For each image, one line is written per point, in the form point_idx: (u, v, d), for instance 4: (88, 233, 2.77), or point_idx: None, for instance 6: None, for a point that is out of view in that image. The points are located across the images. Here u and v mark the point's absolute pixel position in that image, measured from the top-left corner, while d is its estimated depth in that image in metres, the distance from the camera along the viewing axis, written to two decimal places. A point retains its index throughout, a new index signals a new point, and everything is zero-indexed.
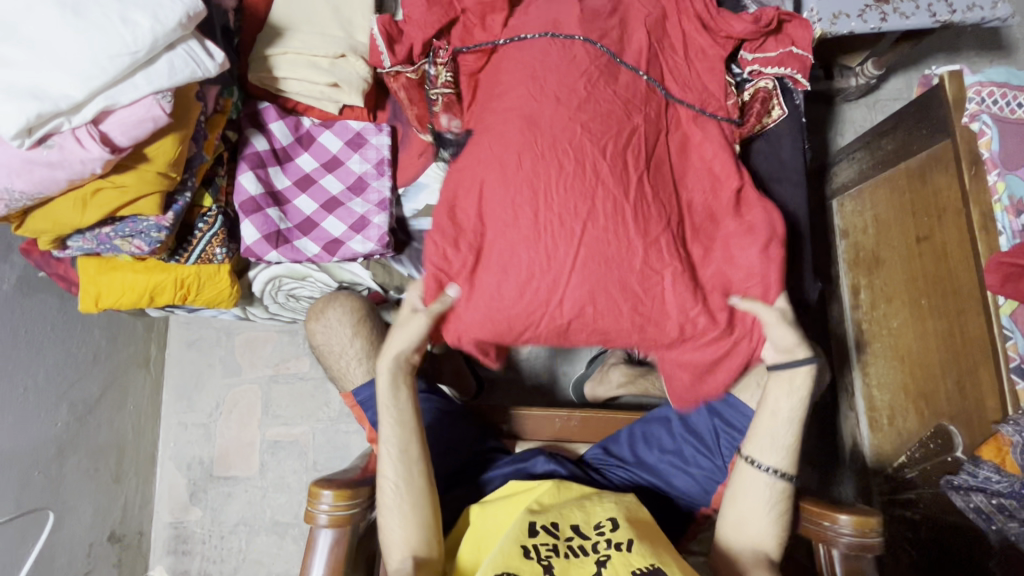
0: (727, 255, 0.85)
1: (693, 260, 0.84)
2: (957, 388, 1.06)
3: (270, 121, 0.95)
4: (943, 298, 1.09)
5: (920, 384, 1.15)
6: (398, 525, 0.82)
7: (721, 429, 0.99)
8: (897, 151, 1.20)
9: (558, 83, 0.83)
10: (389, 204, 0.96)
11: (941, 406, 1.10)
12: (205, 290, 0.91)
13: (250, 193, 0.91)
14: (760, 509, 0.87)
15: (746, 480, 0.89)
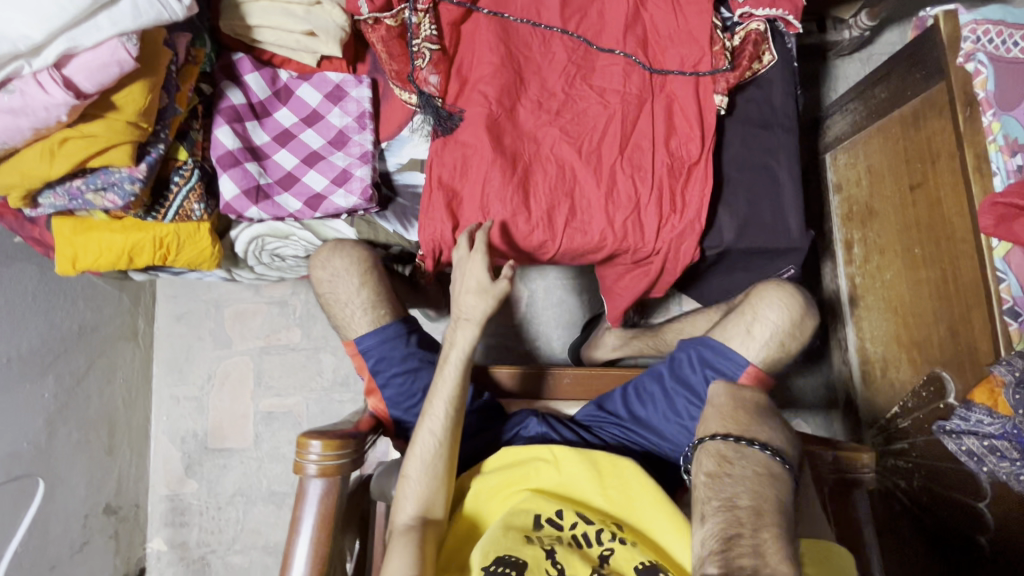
0: (687, 206, 0.95)
1: (658, 220, 0.95)
2: (950, 335, 1.06)
3: (245, 74, 0.92)
4: (936, 245, 1.08)
5: (913, 333, 1.15)
6: (416, 479, 0.81)
7: (713, 381, 0.96)
8: (890, 99, 1.18)
9: (540, 87, 0.99)
10: (372, 157, 0.94)
11: (935, 354, 1.09)
12: (185, 249, 0.89)
13: (228, 147, 0.88)
14: None
15: None
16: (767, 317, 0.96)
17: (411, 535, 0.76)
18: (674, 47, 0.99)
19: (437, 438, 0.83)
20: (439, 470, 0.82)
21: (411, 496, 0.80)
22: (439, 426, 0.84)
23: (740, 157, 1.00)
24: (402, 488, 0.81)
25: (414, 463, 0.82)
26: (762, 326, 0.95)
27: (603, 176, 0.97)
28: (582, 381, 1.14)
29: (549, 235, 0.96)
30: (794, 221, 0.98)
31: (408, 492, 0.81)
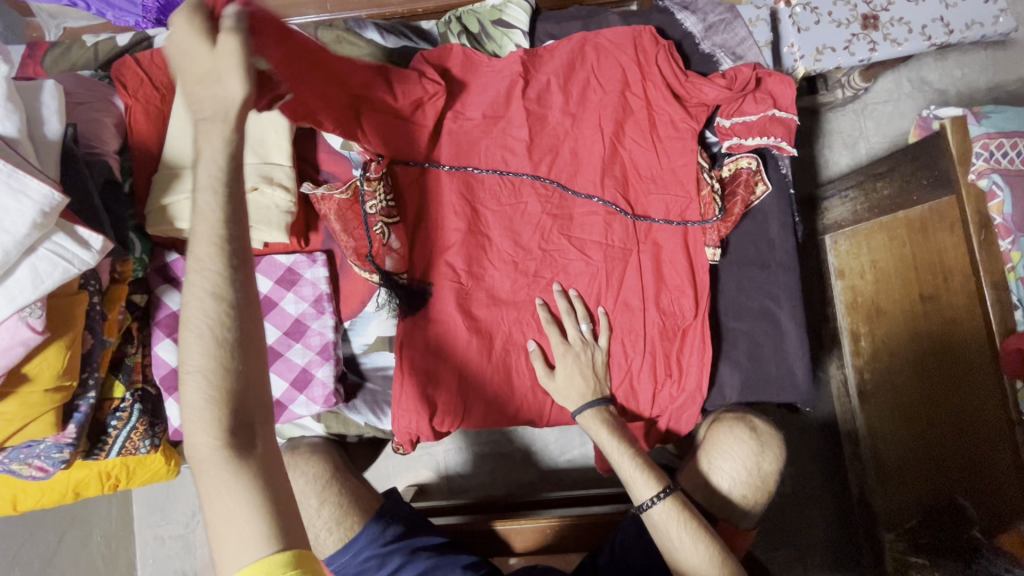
0: (687, 374, 0.87)
1: (655, 389, 0.88)
2: (974, 463, 0.98)
3: (183, 274, 0.83)
4: (949, 362, 1.01)
5: (935, 451, 1.07)
6: (196, 414, 0.53)
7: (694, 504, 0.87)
8: (893, 198, 1.08)
9: (514, 244, 0.89)
10: (333, 349, 0.85)
11: (952, 473, 1.04)
12: (137, 476, 0.81)
13: (170, 365, 0.79)
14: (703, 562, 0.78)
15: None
16: (723, 469, 0.88)
17: (227, 466, 0.53)
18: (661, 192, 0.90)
19: (205, 396, 0.53)
20: (232, 389, 0.54)
21: (199, 430, 0.53)
22: (227, 383, 0.53)
23: (734, 302, 0.91)
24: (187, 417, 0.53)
25: (183, 395, 0.53)
26: (722, 477, 0.88)
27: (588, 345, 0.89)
28: (579, 532, 1.07)
29: (536, 414, 0.91)
30: (800, 369, 0.90)
31: (194, 424, 0.53)
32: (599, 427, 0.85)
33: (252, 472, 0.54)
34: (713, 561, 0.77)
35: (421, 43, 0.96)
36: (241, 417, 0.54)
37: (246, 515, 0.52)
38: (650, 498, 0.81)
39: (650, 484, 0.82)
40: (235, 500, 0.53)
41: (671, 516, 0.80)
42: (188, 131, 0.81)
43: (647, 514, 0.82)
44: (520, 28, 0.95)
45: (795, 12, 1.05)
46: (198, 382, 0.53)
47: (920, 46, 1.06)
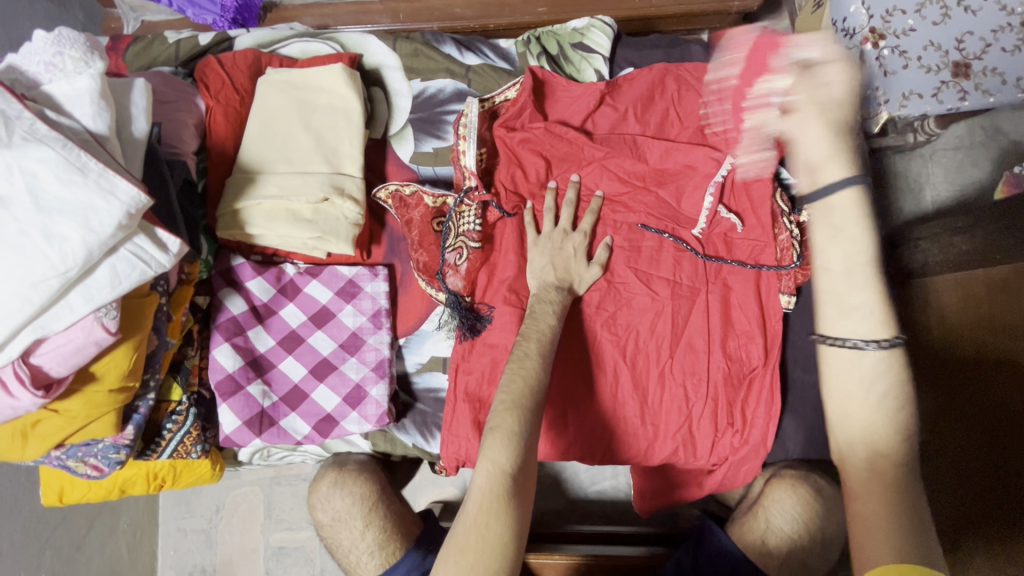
0: (750, 425, 0.84)
1: (714, 437, 0.84)
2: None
3: (246, 279, 0.82)
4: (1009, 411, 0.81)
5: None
6: (501, 441, 0.68)
7: None
8: (975, 254, 0.91)
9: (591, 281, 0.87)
10: (388, 367, 0.83)
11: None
12: (182, 478, 0.80)
13: (227, 370, 0.78)
14: (854, 379, 0.64)
15: (839, 372, 0.65)
16: (781, 529, 0.83)
17: (505, 506, 0.65)
18: (737, 233, 0.87)
19: (509, 432, 0.69)
20: (524, 438, 0.69)
21: (500, 453, 0.68)
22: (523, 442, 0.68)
23: (801, 353, 0.88)
24: (491, 442, 0.69)
25: (495, 424, 0.70)
26: (778, 538, 0.82)
27: (646, 386, 0.86)
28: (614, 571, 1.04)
29: (588, 454, 0.87)
30: None
31: (493, 450, 0.68)
32: (835, 245, 0.64)
33: (512, 515, 0.64)
34: (901, 411, 0.62)
35: (499, 61, 0.94)
36: (525, 460, 0.68)
37: (495, 553, 0.62)
38: (866, 340, 0.63)
39: (880, 327, 0.63)
40: (490, 529, 0.63)
41: (882, 369, 0.62)
42: (264, 136, 0.81)
43: (856, 355, 0.63)
44: (601, 54, 0.93)
45: (882, 54, 1.02)
46: (512, 423, 0.69)
47: (1014, 98, 1.01)
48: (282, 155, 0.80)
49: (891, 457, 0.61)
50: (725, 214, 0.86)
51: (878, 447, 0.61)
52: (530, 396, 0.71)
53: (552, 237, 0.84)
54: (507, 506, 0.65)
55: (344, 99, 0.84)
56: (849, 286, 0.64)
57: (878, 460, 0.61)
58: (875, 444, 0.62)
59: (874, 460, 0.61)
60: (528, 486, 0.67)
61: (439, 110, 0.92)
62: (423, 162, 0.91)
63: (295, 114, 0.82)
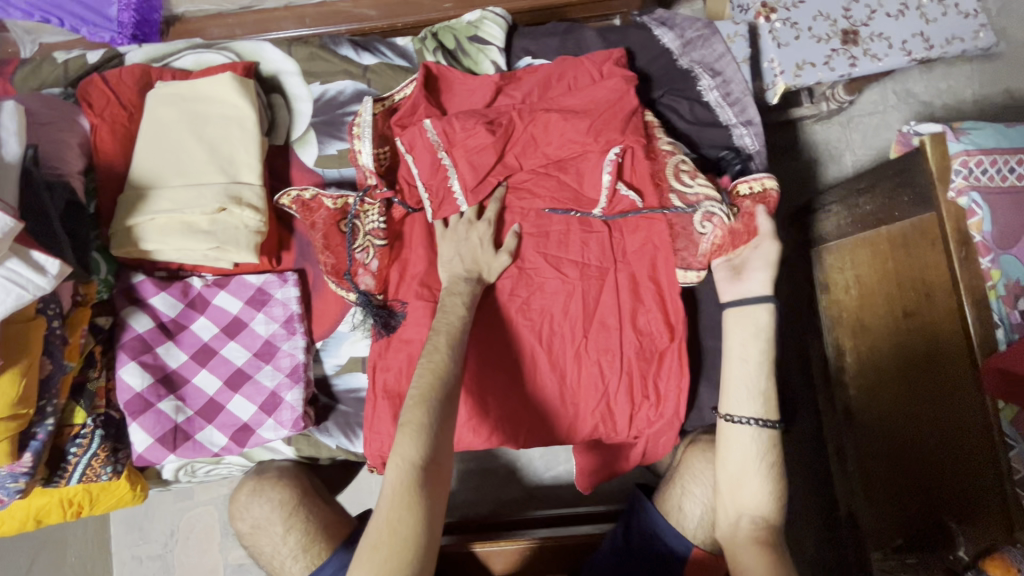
0: (664, 396, 0.86)
1: (631, 410, 0.86)
2: (940, 447, 0.99)
3: (149, 295, 0.81)
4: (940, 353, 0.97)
5: (908, 456, 1.08)
6: (410, 437, 0.71)
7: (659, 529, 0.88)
8: (876, 213, 1.07)
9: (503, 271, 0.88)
10: (304, 371, 0.83)
11: (932, 481, 1.02)
12: (100, 501, 0.79)
13: (135, 389, 0.78)
14: (749, 467, 0.80)
15: (729, 442, 0.81)
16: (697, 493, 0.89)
17: (414, 497, 0.68)
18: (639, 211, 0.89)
19: (418, 425, 0.71)
20: (433, 429, 0.71)
21: (409, 447, 0.70)
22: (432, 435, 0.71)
23: (711, 321, 0.91)
24: (401, 436, 0.71)
25: (406, 419, 0.72)
26: (692, 502, 0.88)
27: (564, 367, 0.87)
28: (560, 551, 1.05)
29: (512, 439, 0.88)
30: None
31: (404, 443, 0.71)
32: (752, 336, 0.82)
33: (421, 504, 0.68)
34: (770, 500, 0.78)
35: (397, 59, 0.94)
36: (435, 452, 0.71)
37: (409, 537, 0.66)
38: (750, 417, 0.80)
39: (756, 407, 0.80)
40: (401, 523, 0.67)
41: (755, 441, 0.80)
42: (155, 151, 0.80)
43: (732, 427, 0.81)
44: (496, 45, 0.94)
45: (774, 27, 1.05)
46: (421, 417, 0.71)
47: (901, 61, 1.05)
48: (175, 168, 0.80)
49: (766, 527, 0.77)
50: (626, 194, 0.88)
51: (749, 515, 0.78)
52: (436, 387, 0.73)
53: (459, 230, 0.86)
54: (415, 497, 0.68)
55: (237, 108, 0.84)
56: (754, 376, 0.81)
57: (757, 520, 0.78)
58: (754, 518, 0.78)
59: (756, 521, 0.78)
60: (441, 470, 0.71)
61: (339, 112, 0.92)
62: (327, 165, 0.91)
63: (186, 126, 0.82)
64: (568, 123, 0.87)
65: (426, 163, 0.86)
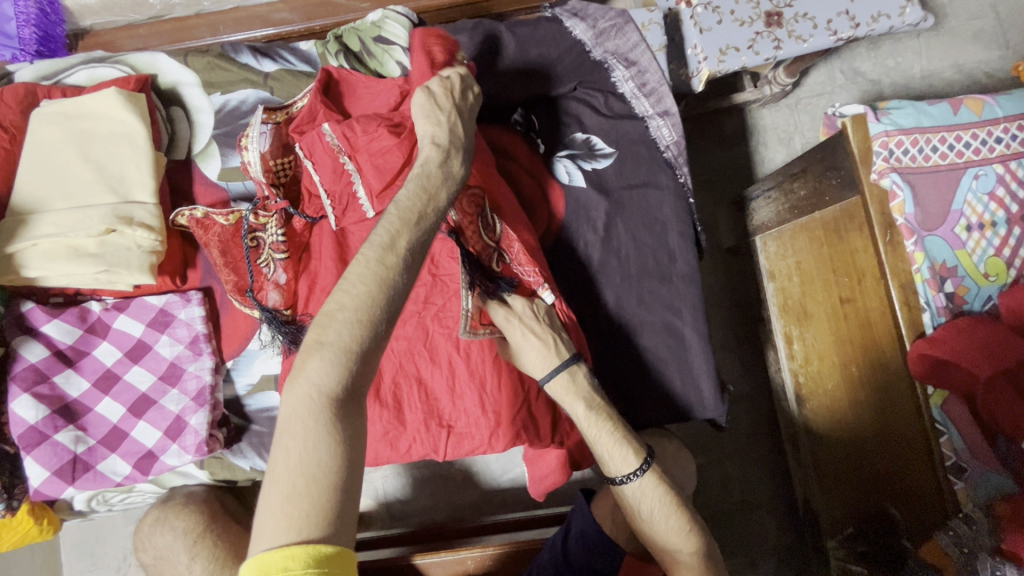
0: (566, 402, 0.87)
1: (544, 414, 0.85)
2: (879, 430, 0.97)
3: (42, 323, 0.79)
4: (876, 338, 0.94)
5: (850, 439, 1.06)
6: (329, 360, 0.55)
7: (594, 540, 0.87)
8: (810, 198, 1.04)
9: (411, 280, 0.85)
10: (210, 394, 0.81)
11: (876, 468, 1.00)
12: (2, 539, 0.77)
13: (29, 422, 0.75)
14: (645, 516, 0.78)
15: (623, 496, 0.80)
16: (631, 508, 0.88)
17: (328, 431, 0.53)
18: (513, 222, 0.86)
19: (338, 350, 0.55)
20: (359, 356, 0.56)
21: (323, 372, 0.54)
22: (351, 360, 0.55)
23: (631, 319, 0.89)
24: (305, 360, 0.55)
25: (319, 342, 0.56)
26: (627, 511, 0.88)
27: (482, 375, 0.84)
28: (503, 559, 1.03)
29: (432, 450, 0.85)
30: (706, 387, 0.87)
31: (316, 371, 0.55)
32: (573, 397, 0.80)
33: (335, 447, 0.53)
34: (684, 535, 0.77)
35: (300, 65, 0.91)
36: (355, 381, 0.56)
37: (316, 489, 0.51)
38: (630, 472, 0.78)
39: (629, 460, 0.78)
40: (314, 461, 0.51)
41: (644, 492, 0.78)
42: (38, 173, 0.77)
43: (621, 489, 0.79)
44: (400, 44, 0.91)
45: (696, 12, 1.02)
46: (342, 343, 0.55)
47: (827, 41, 1.02)
48: (60, 191, 0.77)
49: (688, 555, 0.77)
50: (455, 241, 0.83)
51: (669, 547, 0.78)
52: (349, 311, 0.57)
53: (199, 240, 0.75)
54: (330, 433, 0.53)
55: (125, 124, 0.81)
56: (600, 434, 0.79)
57: (678, 555, 0.77)
58: (675, 553, 0.78)
59: (674, 559, 0.78)
60: (358, 408, 0.56)
61: (240, 122, 0.89)
62: (231, 178, 0.88)
63: (71, 146, 0.79)
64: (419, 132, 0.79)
65: (325, 170, 0.83)
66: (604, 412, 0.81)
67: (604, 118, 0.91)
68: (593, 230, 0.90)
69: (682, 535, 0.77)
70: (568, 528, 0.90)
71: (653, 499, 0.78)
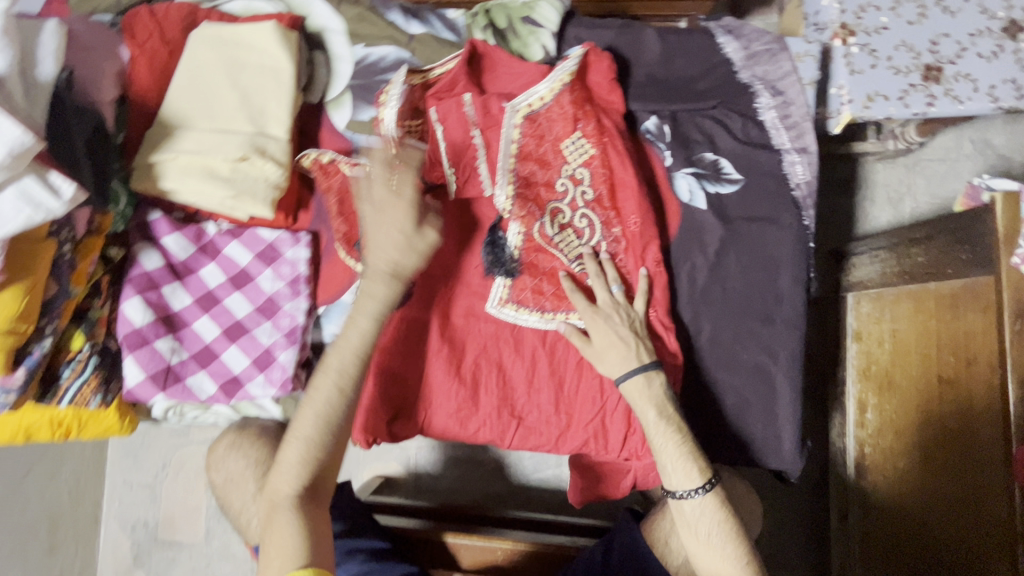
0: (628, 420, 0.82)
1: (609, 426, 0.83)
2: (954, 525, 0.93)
3: (162, 234, 0.82)
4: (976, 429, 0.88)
5: (915, 524, 1.01)
6: (291, 458, 0.70)
7: (635, 561, 0.85)
8: (929, 265, 1.00)
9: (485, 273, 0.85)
10: (301, 334, 0.82)
11: (942, 559, 0.95)
12: (88, 429, 0.81)
13: (135, 324, 0.78)
14: (704, 539, 0.75)
15: (681, 515, 0.77)
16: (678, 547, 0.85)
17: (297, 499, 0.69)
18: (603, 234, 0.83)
19: (297, 438, 0.71)
20: (322, 435, 0.71)
21: (288, 467, 0.70)
22: (313, 439, 0.71)
23: (723, 353, 0.86)
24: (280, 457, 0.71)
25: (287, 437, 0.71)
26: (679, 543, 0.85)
27: (563, 376, 0.84)
28: (532, 557, 1.03)
29: (499, 438, 0.85)
30: (787, 438, 0.84)
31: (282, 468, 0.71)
32: (644, 401, 0.77)
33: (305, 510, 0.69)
34: (741, 566, 0.74)
35: (445, 32, 0.91)
36: (315, 461, 0.71)
37: (289, 541, 0.67)
38: (692, 489, 0.75)
39: (693, 477, 0.75)
40: (286, 524, 0.68)
41: (705, 511, 0.75)
42: (188, 91, 0.79)
43: (679, 503, 0.76)
44: (549, 29, 0.89)
45: (852, 51, 0.97)
46: (296, 428, 0.71)
47: (985, 108, 0.96)
48: (204, 112, 0.79)
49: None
50: (512, 230, 0.83)
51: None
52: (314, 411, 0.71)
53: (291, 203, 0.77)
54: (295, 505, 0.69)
55: (275, 60, 0.82)
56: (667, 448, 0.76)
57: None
58: None
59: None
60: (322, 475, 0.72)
61: (377, 78, 0.90)
62: (357, 130, 0.89)
63: (222, 71, 0.80)
64: (537, 128, 0.83)
65: (455, 143, 0.83)
66: (675, 423, 0.77)
67: (739, 143, 0.88)
68: (703, 254, 0.87)
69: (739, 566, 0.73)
70: (610, 541, 0.89)
71: (714, 516, 0.75)
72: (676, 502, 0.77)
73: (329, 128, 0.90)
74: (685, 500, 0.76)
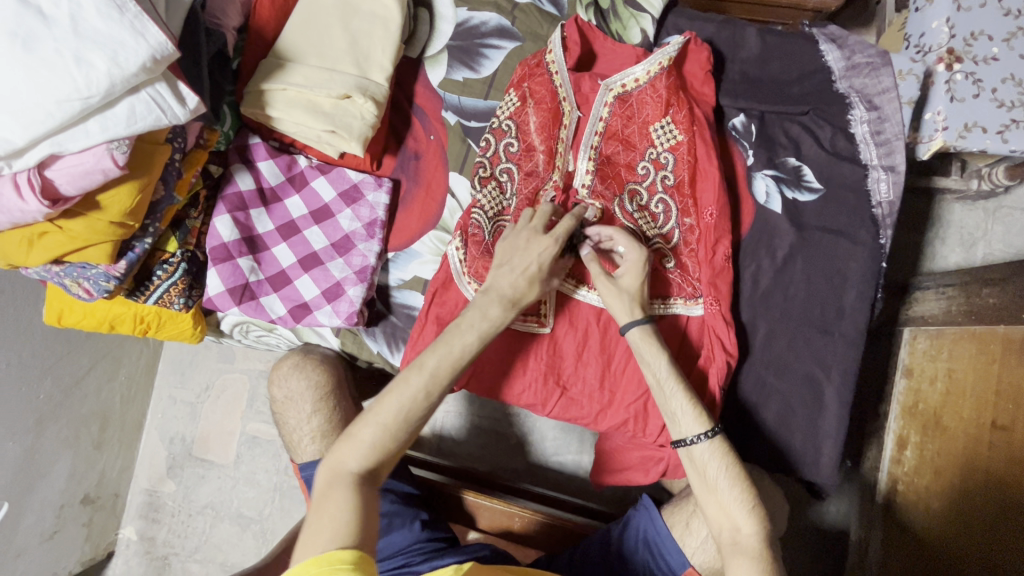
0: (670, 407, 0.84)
1: (649, 411, 0.85)
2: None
3: (259, 159, 0.87)
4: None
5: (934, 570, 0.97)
6: (363, 442, 0.70)
7: (652, 542, 0.86)
8: (999, 308, 0.95)
9: None
10: (370, 274, 0.86)
11: None
12: (166, 327, 0.89)
13: (223, 239, 0.83)
14: (712, 484, 0.74)
15: (690, 462, 0.76)
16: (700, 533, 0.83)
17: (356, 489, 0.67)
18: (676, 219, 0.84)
19: (379, 430, 0.70)
20: (402, 427, 0.70)
21: (355, 451, 0.70)
22: (389, 422, 0.70)
23: (777, 358, 0.86)
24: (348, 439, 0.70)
25: (361, 424, 0.71)
26: (701, 524, 0.83)
27: (613, 354, 0.85)
28: (542, 527, 1.04)
29: (541, 403, 0.86)
30: (828, 451, 0.83)
31: (352, 447, 0.70)
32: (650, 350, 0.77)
33: (359, 503, 0.66)
34: (747, 514, 0.73)
35: (548, 4, 0.93)
36: (381, 459, 0.70)
37: (340, 523, 0.64)
38: (696, 434, 0.75)
39: (698, 421, 0.75)
40: (338, 507, 0.65)
41: (713, 455, 0.74)
42: (304, 28, 0.84)
43: (690, 450, 0.76)
44: (651, 14, 0.90)
45: (954, 77, 0.89)
46: (385, 419, 0.70)
47: None
48: (316, 49, 0.83)
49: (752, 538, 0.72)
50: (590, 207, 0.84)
51: (734, 528, 0.73)
52: (398, 399, 0.70)
53: (517, 241, 0.76)
54: (351, 494, 0.66)
55: (387, 9, 0.86)
56: (674, 395, 0.76)
57: (737, 536, 0.73)
58: (738, 534, 0.73)
59: (733, 541, 0.73)
60: (380, 477, 0.70)
61: (476, 41, 0.93)
62: (450, 89, 0.93)
63: (337, 14, 0.85)
64: (629, 109, 0.85)
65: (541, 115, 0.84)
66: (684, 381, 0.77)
67: (825, 153, 0.87)
68: (771, 257, 0.87)
69: (746, 515, 0.73)
70: (628, 522, 0.89)
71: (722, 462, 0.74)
72: (684, 448, 0.76)
73: (424, 84, 0.94)
74: (693, 447, 0.76)
